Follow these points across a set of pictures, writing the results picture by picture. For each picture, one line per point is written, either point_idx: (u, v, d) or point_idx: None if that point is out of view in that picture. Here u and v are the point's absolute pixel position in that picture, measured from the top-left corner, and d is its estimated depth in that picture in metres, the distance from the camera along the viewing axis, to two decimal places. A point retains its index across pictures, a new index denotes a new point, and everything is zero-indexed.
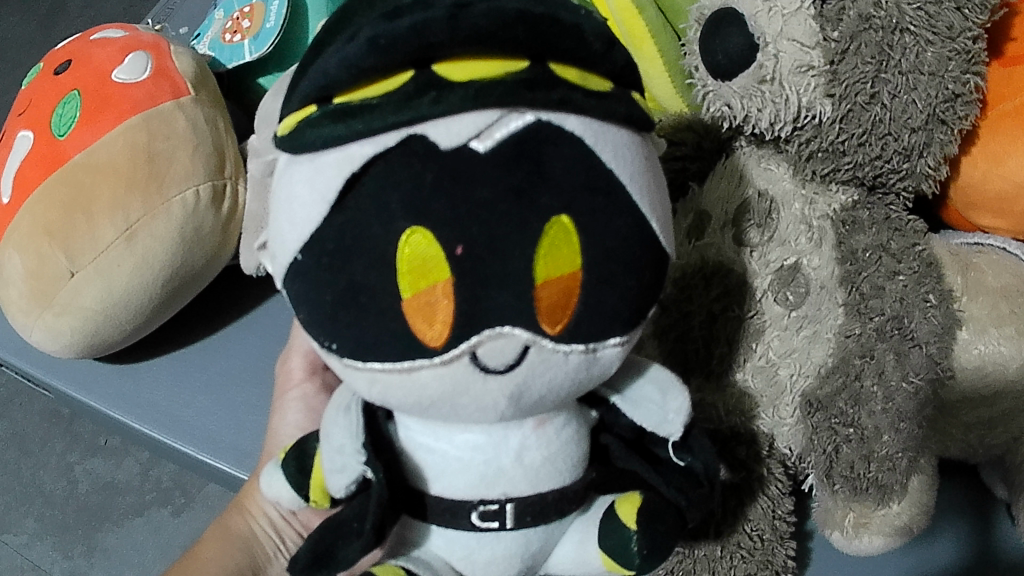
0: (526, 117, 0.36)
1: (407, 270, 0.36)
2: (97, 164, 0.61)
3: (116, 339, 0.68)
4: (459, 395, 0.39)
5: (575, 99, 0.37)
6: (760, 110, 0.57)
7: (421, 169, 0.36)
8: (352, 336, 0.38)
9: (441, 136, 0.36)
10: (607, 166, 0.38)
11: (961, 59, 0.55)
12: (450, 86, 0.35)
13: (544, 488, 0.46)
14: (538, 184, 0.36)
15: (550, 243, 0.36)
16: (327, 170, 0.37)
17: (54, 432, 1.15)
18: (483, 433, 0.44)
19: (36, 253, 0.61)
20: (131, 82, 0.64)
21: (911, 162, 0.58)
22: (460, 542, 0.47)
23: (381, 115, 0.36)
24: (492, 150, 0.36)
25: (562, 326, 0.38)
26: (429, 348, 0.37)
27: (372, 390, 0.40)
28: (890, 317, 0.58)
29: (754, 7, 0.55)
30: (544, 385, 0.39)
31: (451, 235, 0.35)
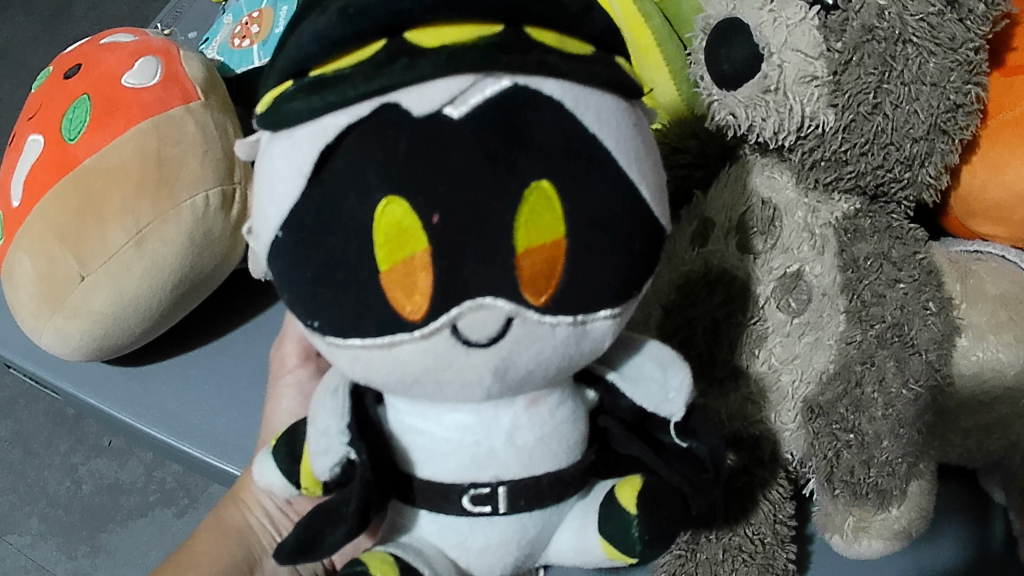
0: (502, 82, 0.36)
1: (386, 239, 0.36)
2: (107, 168, 0.61)
3: (125, 342, 0.68)
4: (442, 370, 0.39)
5: (552, 61, 0.36)
6: (765, 120, 0.58)
7: (395, 137, 0.35)
8: (334, 311, 0.38)
9: (413, 102, 0.35)
10: (589, 130, 0.37)
11: (962, 70, 0.57)
12: (422, 51, 0.35)
13: (539, 471, 0.46)
14: (518, 149, 0.35)
15: (531, 211, 0.36)
16: (303, 144, 0.37)
17: (59, 432, 1.16)
18: (473, 413, 0.44)
19: (47, 257, 0.62)
20: (142, 87, 0.64)
21: (912, 171, 0.59)
22: (453, 528, 0.47)
23: (354, 83, 0.36)
24: (467, 117, 0.35)
25: (547, 297, 0.37)
26: (409, 321, 0.37)
27: (356, 368, 0.40)
28: (891, 325, 0.59)
29: (759, 18, 0.56)
30: (531, 359, 0.39)
31: (427, 204, 0.35)
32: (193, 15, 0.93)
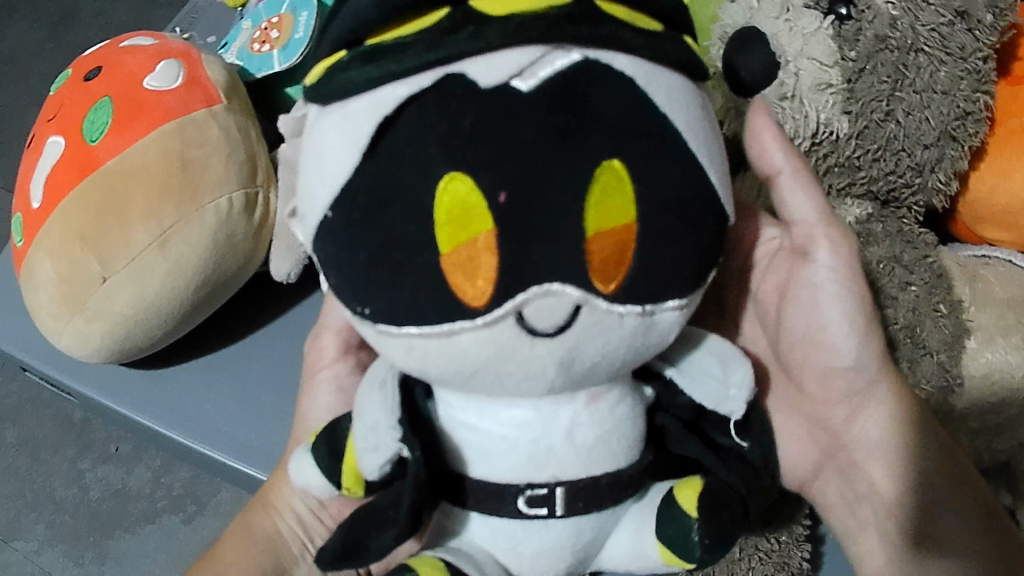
0: (573, 55, 0.37)
1: (448, 217, 0.36)
2: (131, 170, 0.62)
3: (145, 345, 0.69)
4: (505, 361, 0.39)
5: (624, 35, 0.38)
6: (780, 127, 0.59)
7: (458, 108, 0.37)
8: (386, 295, 0.38)
9: (480, 74, 0.37)
10: (660, 108, 0.39)
11: (971, 78, 0.58)
12: (488, 19, 0.37)
13: (598, 471, 0.46)
14: (589, 123, 0.37)
15: (601, 191, 0.37)
16: (359, 116, 0.39)
17: (65, 438, 1.12)
18: (532, 409, 0.44)
19: (69, 259, 0.63)
20: (164, 90, 0.65)
21: (922, 177, 0.61)
22: (507, 532, 0.48)
23: (416, 52, 0.37)
24: (535, 89, 0.37)
25: (616, 285, 0.38)
26: (471, 309, 0.37)
27: (409, 359, 0.41)
28: (905, 326, 0.60)
29: (775, 27, 0.56)
30: (598, 351, 0.40)
31: (494, 179, 0.36)
32: (210, 20, 0.94)
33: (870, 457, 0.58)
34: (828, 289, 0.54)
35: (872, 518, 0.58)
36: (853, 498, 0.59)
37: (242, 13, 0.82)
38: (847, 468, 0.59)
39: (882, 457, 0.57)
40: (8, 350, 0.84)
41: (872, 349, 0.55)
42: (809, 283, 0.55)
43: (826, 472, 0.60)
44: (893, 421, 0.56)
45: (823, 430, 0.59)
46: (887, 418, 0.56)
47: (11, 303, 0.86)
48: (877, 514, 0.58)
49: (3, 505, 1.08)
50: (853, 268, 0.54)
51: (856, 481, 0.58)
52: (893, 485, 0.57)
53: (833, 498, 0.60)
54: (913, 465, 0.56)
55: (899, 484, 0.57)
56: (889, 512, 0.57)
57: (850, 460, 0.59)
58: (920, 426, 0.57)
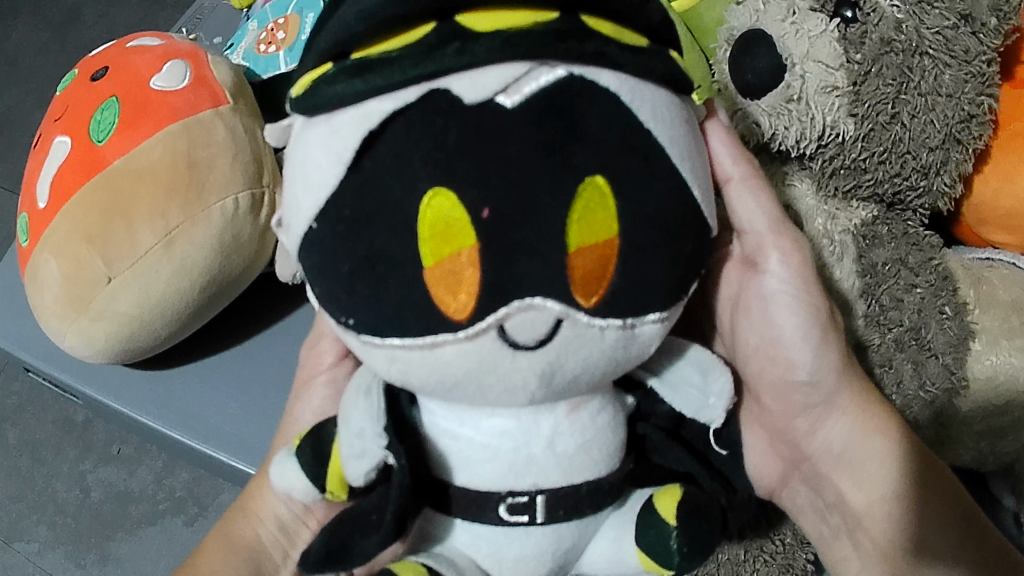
0: (558, 71, 0.37)
1: (432, 232, 0.37)
2: (139, 170, 0.62)
3: (153, 344, 0.69)
4: (485, 374, 0.39)
5: (610, 52, 0.38)
6: (787, 129, 0.59)
7: (443, 125, 0.37)
8: (371, 304, 0.38)
9: (465, 90, 0.37)
10: (645, 124, 0.39)
11: (977, 81, 0.58)
12: (475, 36, 0.36)
13: (580, 479, 0.46)
14: (571, 142, 0.37)
15: (584, 207, 0.37)
16: (344, 129, 0.38)
17: (67, 439, 1.11)
18: (512, 418, 0.44)
19: (74, 257, 0.63)
20: (171, 91, 0.65)
21: (927, 179, 0.61)
22: (488, 538, 0.46)
23: (401, 67, 0.37)
24: (520, 105, 0.37)
25: (597, 300, 0.38)
26: (454, 322, 0.37)
27: (392, 369, 0.41)
28: (908, 328, 0.62)
29: (781, 30, 0.56)
30: (579, 364, 0.40)
31: (477, 197, 0.36)
32: (216, 21, 0.94)
33: (836, 468, 0.56)
34: (780, 299, 0.53)
35: (843, 527, 0.57)
36: (823, 507, 0.58)
37: (248, 16, 0.82)
38: (813, 478, 0.58)
39: (849, 468, 0.56)
40: (10, 351, 0.84)
41: (829, 360, 0.53)
42: (761, 294, 0.54)
43: (793, 482, 0.59)
44: (856, 431, 0.55)
45: (785, 442, 0.58)
46: (849, 429, 0.55)
47: (12, 305, 0.86)
48: (847, 523, 0.57)
49: (5, 507, 1.08)
50: (806, 281, 0.53)
51: (825, 490, 0.57)
52: (860, 496, 0.55)
53: (804, 505, 0.59)
54: (878, 477, 0.54)
55: (866, 495, 0.55)
56: (857, 522, 0.56)
57: (815, 470, 0.58)
58: (883, 437, 0.55)
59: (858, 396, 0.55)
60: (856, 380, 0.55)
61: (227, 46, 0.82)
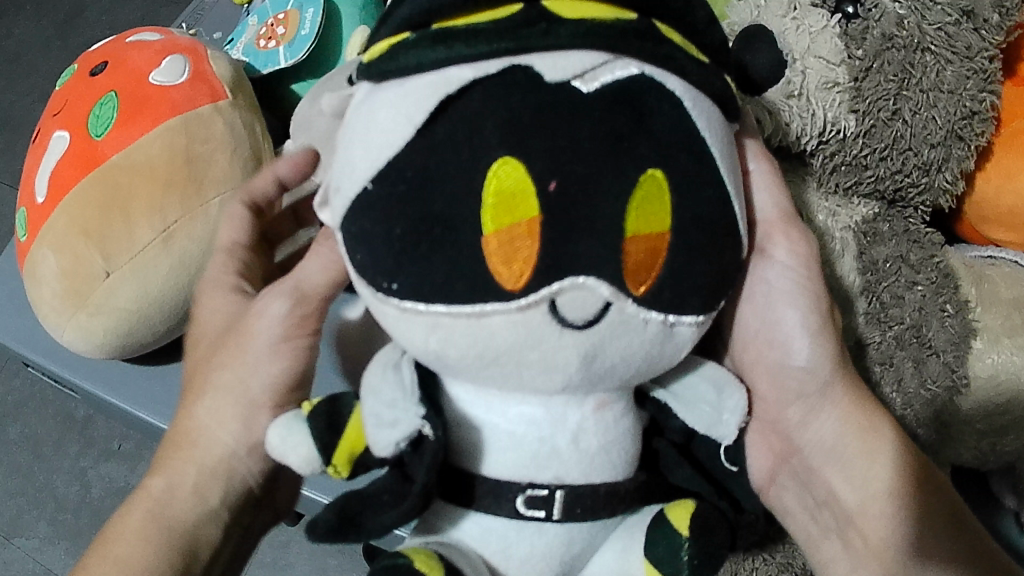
0: (631, 68, 0.37)
1: (497, 201, 0.36)
2: (134, 165, 0.63)
3: (150, 341, 0.69)
4: (528, 348, 0.38)
5: (678, 58, 0.38)
6: (788, 126, 0.57)
7: (522, 99, 0.36)
8: (414, 274, 0.37)
9: (547, 67, 0.37)
10: (702, 133, 0.39)
11: (977, 78, 0.58)
12: (560, 20, 0.37)
13: (597, 479, 0.44)
14: (638, 132, 0.37)
15: (643, 196, 0.37)
16: (418, 94, 0.37)
17: (67, 436, 1.11)
18: (542, 406, 0.43)
19: (73, 253, 0.63)
20: (169, 85, 0.66)
21: (929, 177, 0.61)
22: (498, 532, 0.45)
23: (487, 38, 0.36)
24: (596, 92, 0.37)
25: (645, 289, 0.38)
26: (506, 291, 0.37)
27: (429, 340, 0.39)
28: (909, 326, 0.62)
29: (781, 25, 0.57)
30: (620, 351, 0.39)
31: (545, 170, 0.36)
32: (216, 17, 0.94)
33: (827, 463, 0.55)
34: (783, 287, 0.54)
35: (834, 526, 0.55)
36: (813, 505, 0.56)
37: (248, 11, 0.82)
38: (804, 473, 0.56)
39: (839, 464, 0.54)
40: (12, 346, 0.84)
41: (824, 349, 0.54)
42: (763, 281, 0.54)
43: (782, 477, 0.57)
44: (847, 426, 0.54)
45: (778, 434, 0.57)
46: (838, 423, 0.54)
47: (14, 300, 0.86)
48: (839, 523, 0.55)
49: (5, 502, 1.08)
50: (809, 272, 0.54)
51: (815, 487, 0.56)
52: (852, 494, 0.53)
53: (792, 505, 0.57)
54: (871, 473, 0.53)
55: (862, 492, 0.53)
56: (848, 521, 0.54)
57: (805, 464, 0.56)
58: (874, 432, 0.54)
59: (850, 388, 0.54)
60: (850, 375, 0.55)
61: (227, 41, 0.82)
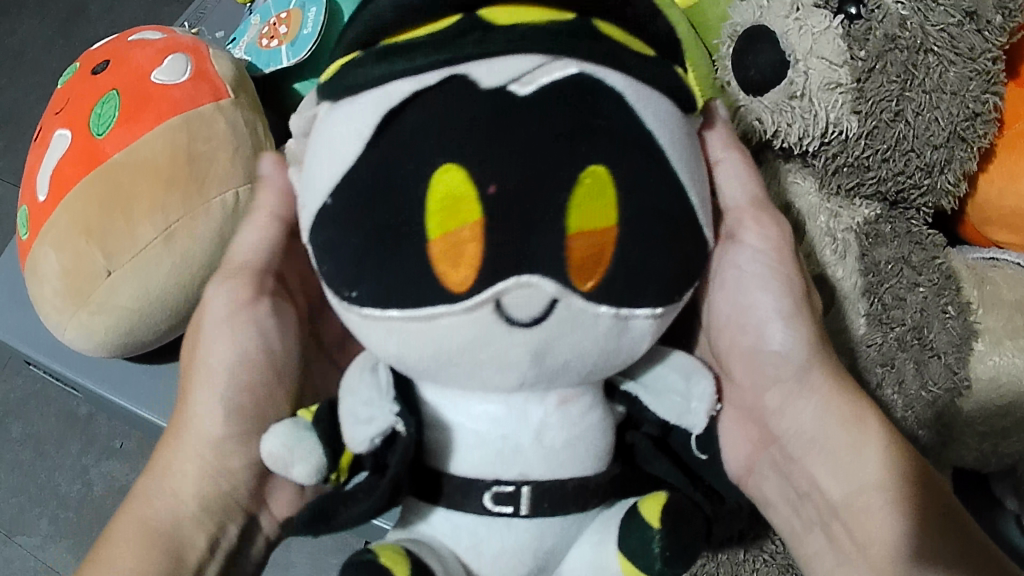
0: (568, 68, 0.41)
1: (442, 206, 0.39)
2: (137, 163, 0.63)
3: (151, 339, 0.69)
4: (479, 347, 0.42)
5: (620, 56, 0.42)
6: (790, 125, 0.59)
7: (463, 105, 0.40)
8: (374, 276, 0.41)
9: (482, 74, 0.41)
10: (650, 128, 0.42)
11: (982, 79, 0.58)
12: (495, 28, 0.41)
13: (564, 475, 0.48)
14: (582, 134, 0.40)
15: (585, 194, 0.40)
16: (370, 108, 0.42)
17: (70, 434, 1.11)
18: (503, 404, 0.46)
19: (74, 251, 0.63)
20: (171, 84, 0.66)
21: (932, 178, 0.61)
22: (468, 528, 0.48)
23: (426, 52, 0.41)
24: (533, 93, 0.40)
25: (592, 284, 0.41)
26: (454, 292, 0.40)
27: (390, 342, 0.43)
28: (911, 328, 0.61)
29: (784, 26, 0.56)
30: (570, 346, 0.42)
31: (484, 175, 0.39)
32: (219, 15, 0.94)
33: (809, 453, 0.55)
34: (756, 271, 0.56)
35: (818, 520, 0.54)
36: (795, 498, 0.56)
37: (252, 8, 0.82)
38: (783, 463, 0.56)
39: (824, 454, 0.54)
40: (13, 344, 0.84)
41: (801, 333, 0.55)
42: (734, 267, 0.57)
43: (761, 467, 0.58)
44: (828, 411, 0.54)
45: (757, 422, 0.58)
46: (820, 407, 0.54)
47: (15, 297, 0.86)
48: (822, 517, 0.54)
49: (7, 500, 1.08)
50: (780, 255, 0.56)
51: (796, 478, 0.56)
52: (836, 486, 0.53)
53: (773, 495, 0.58)
54: (857, 464, 0.52)
55: (845, 486, 0.52)
56: (833, 514, 0.53)
57: (785, 454, 0.56)
58: (858, 423, 0.53)
59: (830, 375, 0.54)
60: (832, 364, 0.55)
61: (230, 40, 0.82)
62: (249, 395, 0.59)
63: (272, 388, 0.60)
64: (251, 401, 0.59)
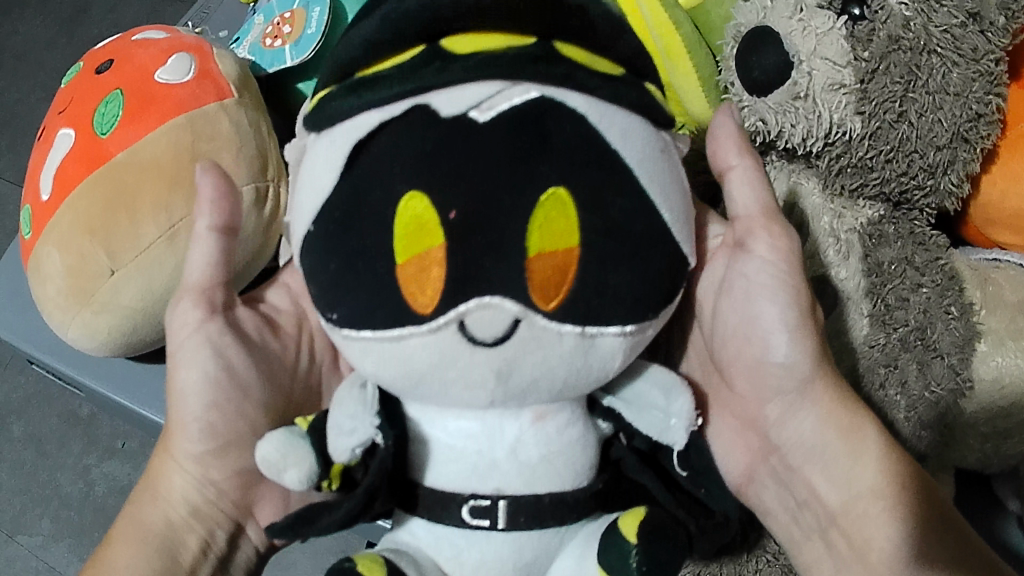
0: (529, 93, 0.45)
1: (409, 231, 0.43)
2: (141, 163, 0.63)
3: (153, 339, 0.69)
4: (446, 369, 0.44)
5: (578, 77, 0.45)
6: (794, 126, 0.59)
7: (424, 135, 0.44)
8: (350, 299, 0.45)
9: (442, 104, 0.44)
10: (612, 146, 0.45)
11: (983, 80, 0.58)
12: (454, 57, 0.45)
13: (541, 489, 0.49)
14: (540, 155, 0.44)
15: (546, 215, 0.43)
16: (344, 138, 0.46)
17: (71, 433, 1.11)
18: (477, 421, 0.48)
19: (77, 251, 0.63)
20: (176, 83, 0.66)
21: (935, 179, 0.61)
22: (449, 540, 0.50)
23: (392, 85, 0.45)
24: (491, 120, 0.44)
25: (556, 303, 0.43)
26: (419, 314, 0.43)
27: (366, 363, 0.47)
28: (914, 329, 0.62)
29: (788, 27, 0.56)
30: (535, 367, 0.45)
31: (445, 201, 0.43)
32: (223, 15, 0.94)
33: (807, 462, 0.56)
34: (765, 282, 0.54)
35: (817, 528, 0.56)
36: (795, 506, 0.58)
37: (254, 9, 0.82)
38: (783, 473, 0.58)
39: (822, 463, 0.55)
40: (15, 343, 0.84)
41: (805, 348, 0.54)
42: (743, 277, 0.55)
43: (761, 476, 0.59)
44: (828, 424, 0.55)
45: (756, 432, 0.58)
46: (820, 420, 0.55)
47: (17, 295, 0.86)
48: (821, 524, 0.56)
49: (9, 500, 1.08)
50: (792, 265, 0.54)
51: (795, 487, 0.57)
52: (834, 494, 0.55)
53: (772, 504, 0.59)
54: (853, 473, 0.54)
55: (841, 493, 0.54)
56: (832, 521, 0.55)
57: (785, 464, 0.57)
58: (857, 432, 0.54)
59: (832, 387, 0.55)
60: (831, 372, 0.55)
61: (233, 40, 0.82)
62: (218, 412, 0.57)
63: (239, 406, 0.58)
64: (221, 419, 0.57)
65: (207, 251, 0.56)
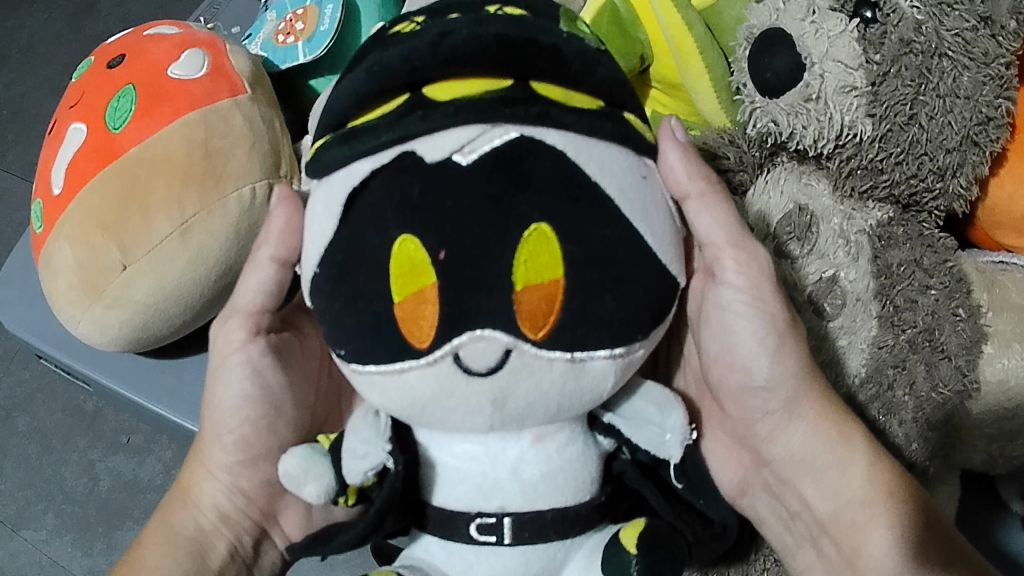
0: (510, 133, 0.43)
1: (402, 271, 0.43)
2: (153, 158, 0.63)
3: (165, 333, 0.70)
4: (445, 398, 0.44)
5: (554, 114, 0.43)
6: (805, 128, 0.59)
7: (411, 181, 0.43)
8: (355, 335, 0.45)
9: (427, 149, 0.43)
10: (591, 179, 0.44)
11: (994, 83, 0.56)
12: (434, 104, 0.43)
13: (543, 505, 0.49)
14: (520, 194, 0.42)
15: (531, 250, 0.42)
16: (339, 187, 0.45)
17: (75, 428, 1.11)
18: (480, 444, 0.48)
19: (90, 246, 0.63)
20: (188, 79, 0.66)
21: (944, 182, 0.61)
22: (461, 555, 0.50)
23: (378, 133, 0.44)
24: (473, 163, 0.43)
25: (544, 332, 0.43)
26: (417, 349, 0.43)
27: (374, 393, 0.47)
28: (922, 330, 0.63)
29: (801, 29, 0.56)
30: (530, 394, 0.44)
31: (436, 242, 0.42)
32: (232, 11, 0.94)
33: (798, 474, 0.58)
34: (737, 310, 0.55)
35: (808, 536, 0.59)
36: (787, 516, 0.60)
37: (265, 6, 0.82)
38: (776, 484, 0.60)
39: (813, 474, 0.57)
40: (23, 337, 0.84)
41: (788, 366, 0.55)
42: (717, 306, 0.56)
43: (756, 488, 0.61)
44: (817, 436, 0.56)
45: (751, 450, 0.60)
46: (810, 434, 0.56)
47: (28, 290, 0.86)
48: (812, 532, 0.58)
49: (12, 495, 1.08)
50: (758, 291, 0.54)
51: (787, 497, 0.59)
52: (823, 502, 0.57)
53: (770, 515, 0.61)
54: (842, 482, 0.56)
55: (831, 503, 0.57)
56: (823, 529, 0.57)
57: (777, 477, 0.59)
58: (846, 443, 0.56)
59: (821, 403, 0.56)
60: (819, 390, 0.56)
61: (245, 36, 0.82)
62: (251, 427, 0.60)
63: (271, 423, 0.60)
64: (252, 432, 0.60)
65: (264, 276, 0.56)
